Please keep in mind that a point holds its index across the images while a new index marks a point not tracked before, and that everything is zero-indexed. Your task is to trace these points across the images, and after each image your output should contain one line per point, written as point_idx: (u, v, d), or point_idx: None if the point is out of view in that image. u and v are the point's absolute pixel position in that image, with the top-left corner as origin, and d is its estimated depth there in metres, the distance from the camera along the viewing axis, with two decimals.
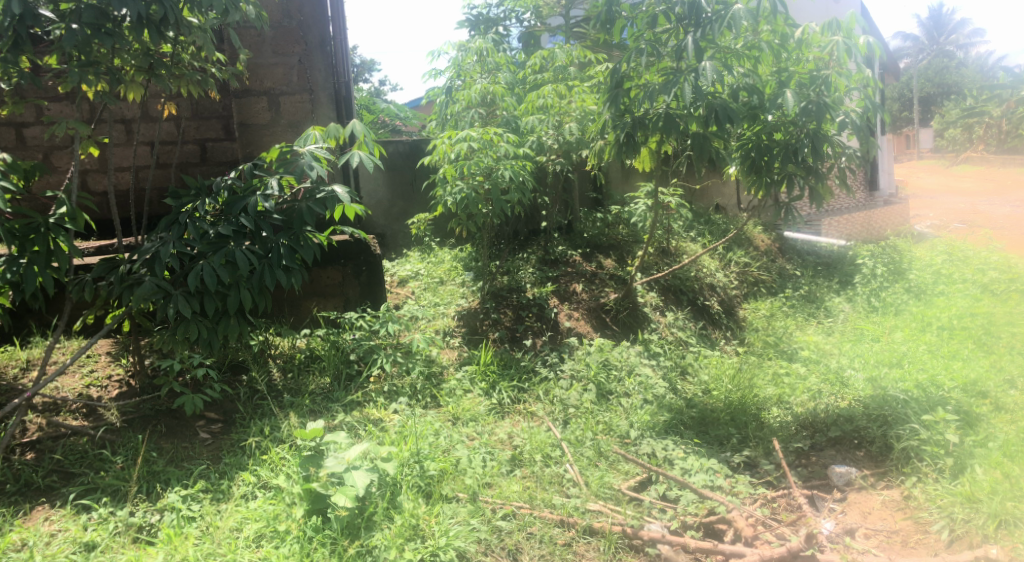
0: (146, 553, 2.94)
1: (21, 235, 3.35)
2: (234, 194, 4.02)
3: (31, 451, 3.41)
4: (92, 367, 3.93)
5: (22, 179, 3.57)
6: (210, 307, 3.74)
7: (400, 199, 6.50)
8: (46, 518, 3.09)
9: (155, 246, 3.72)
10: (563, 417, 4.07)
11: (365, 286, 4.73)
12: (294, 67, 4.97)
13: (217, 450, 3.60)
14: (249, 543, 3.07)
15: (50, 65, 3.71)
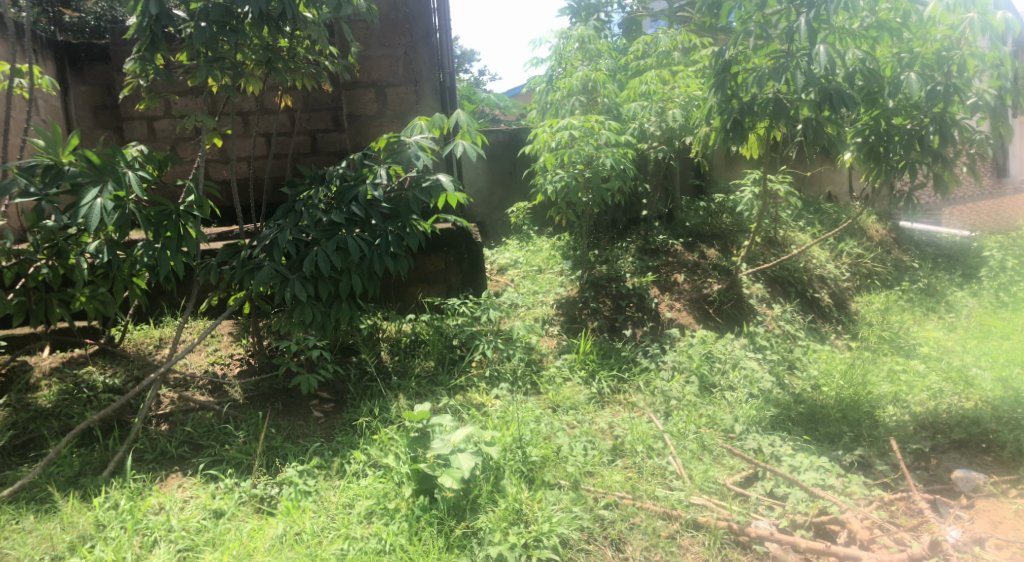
0: (268, 524, 3.13)
1: (156, 221, 3.58)
2: (345, 183, 4.17)
3: (165, 423, 3.66)
4: (216, 347, 4.18)
5: (157, 168, 3.82)
6: (324, 292, 3.91)
7: (500, 189, 6.63)
8: (179, 485, 3.32)
9: (274, 233, 3.93)
10: (665, 408, 4.01)
11: (466, 273, 4.82)
12: (400, 59, 5.08)
13: (329, 428, 3.77)
14: (361, 519, 3.21)
15: (180, 62, 3.94)
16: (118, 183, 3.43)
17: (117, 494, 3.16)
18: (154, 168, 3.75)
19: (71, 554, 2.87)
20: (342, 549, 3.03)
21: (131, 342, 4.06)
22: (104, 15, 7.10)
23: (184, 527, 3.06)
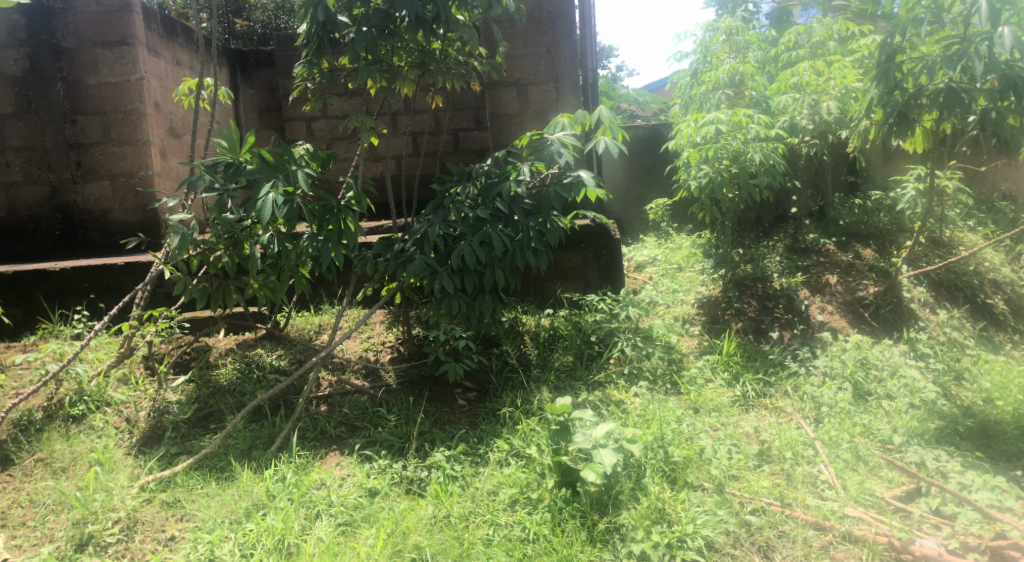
0: (419, 505, 3.28)
1: (319, 215, 3.83)
2: (491, 179, 4.26)
3: (325, 404, 3.91)
4: (369, 334, 4.43)
5: (321, 166, 4.09)
6: (470, 285, 4.03)
7: (637, 183, 6.73)
8: (337, 463, 3.55)
9: (424, 227, 4.09)
10: (816, 415, 3.84)
11: (605, 269, 4.82)
12: (542, 57, 5.17)
13: (473, 417, 3.90)
14: (505, 507, 3.29)
15: (343, 66, 4.20)
16: (288, 180, 3.70)
17: (284, 468, 3.41)
18: (318, 166, 4.02)
19: (247, 519, 3.14)
20: (487, 535, 3.14)
21: (294, 328, 4.37)
22: (271, 23, 7.61)
23: (343, 503, 3.27)
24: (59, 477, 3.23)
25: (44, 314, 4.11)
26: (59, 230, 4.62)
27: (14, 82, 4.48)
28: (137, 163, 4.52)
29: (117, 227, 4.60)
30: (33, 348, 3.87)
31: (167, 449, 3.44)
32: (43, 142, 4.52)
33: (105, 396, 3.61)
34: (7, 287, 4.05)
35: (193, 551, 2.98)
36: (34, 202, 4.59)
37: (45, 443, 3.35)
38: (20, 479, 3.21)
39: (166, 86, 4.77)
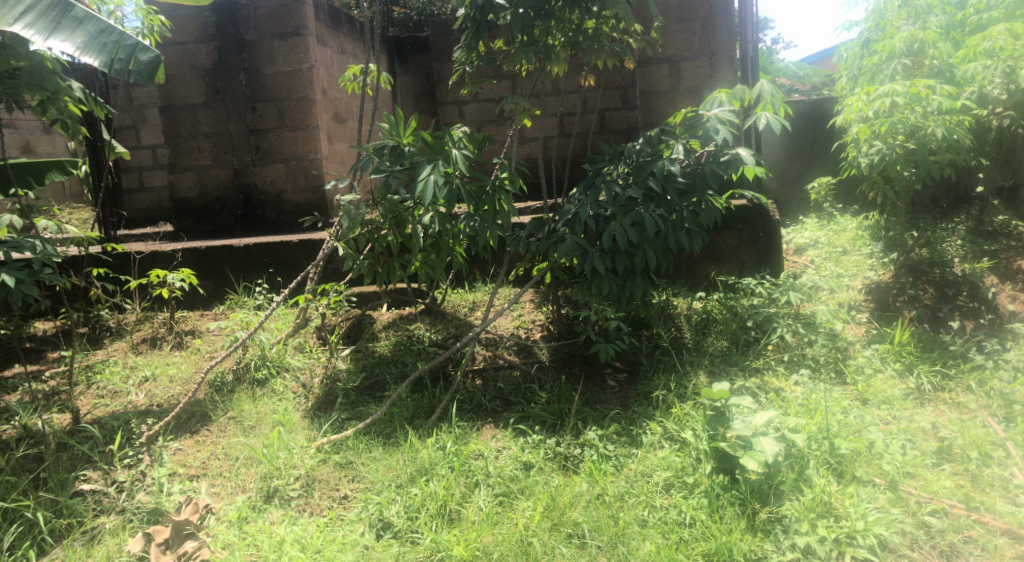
0: (574, 481, 3.31)
1: (475, 196, 3.92)
2: (642, 159, 4.16)
3: (480, 378, 4.04)
4: (520, 312, 4.53)
5: (477, 148, 4.17)
6: (621, 265, 3.97)
7: (795, 161, 6.84)
8: (493, 435, 3.66)
9: (575, 208, 4.06)
10: (1005, 413, 3.52)
11: (762, 252, 4.66)
12: (696, 32, 5.06)
13: (625, 398, 3.89)
14: (660, 489, 3.26)
15: (499, 48, 4.25)
16: (447, 161, 3.81)
17: (445, 437, 3.56)
18: (475, 148, 4.09)
19: (411, 484, 3.30)
20: (643, 516, 3.12)
21: (449, 305, 4.54)
22: (425, 10, 7.92)
23: (500, 474, 3.36)
24: (247, 434, 3.53)
25: (230, 286, 4.52)
26: (241, 210, 5.04)
27: (205, 74, 4.93)
28: (308, 147, 4.83)
29: (290, 207, 4.94)
30: (223, 317, 4.27)
31: (339, 414, 3.69)
32: (228, 128, 4.96)
33: (284, 362, 3.93)
34: (200, 261, 4.48)
35: (364, 510, 3.18)
36: (220, 184, 5.04)
37: (235, 402, 3.69)
38: (216, 433, 3.54)
39: (332, 73, 5.07)
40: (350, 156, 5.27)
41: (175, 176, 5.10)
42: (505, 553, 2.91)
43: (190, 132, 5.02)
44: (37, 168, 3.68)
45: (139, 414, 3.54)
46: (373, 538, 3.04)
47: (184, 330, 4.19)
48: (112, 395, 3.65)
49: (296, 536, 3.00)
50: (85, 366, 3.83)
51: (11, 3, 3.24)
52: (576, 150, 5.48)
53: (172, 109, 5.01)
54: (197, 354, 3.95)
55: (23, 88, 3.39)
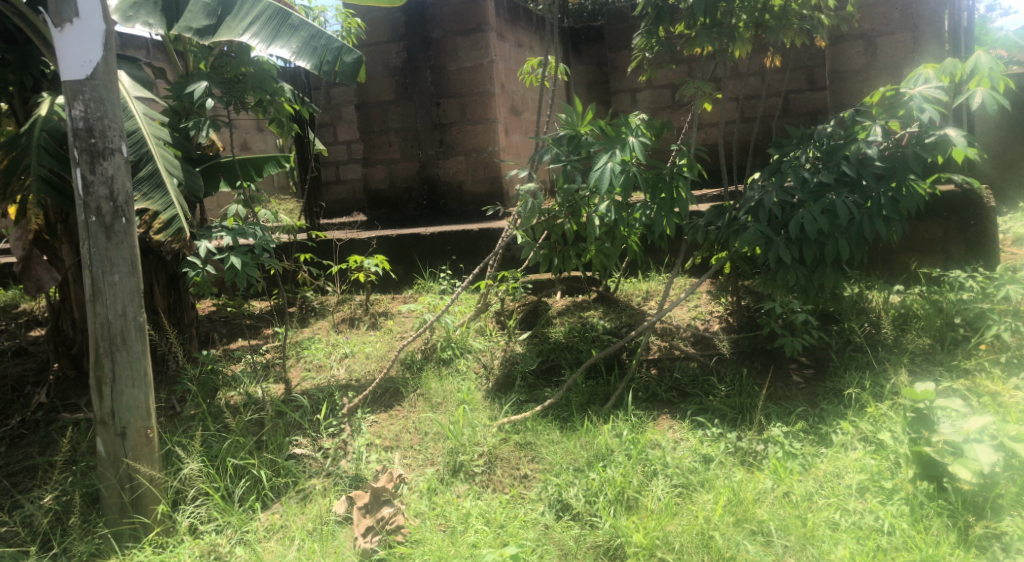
0: (757, 477, 3.19)
1: (652, 183, 3.87)
2: (834, 142, 3.88)
3: (655, 367, 4.01)
4: (697, 303, 4.46)
5: (654, 135, 4.09)
6: (809, 255, 3.72)
7: (1016, 143, 6.19)
8: (670, 425, 3.62)
9: (759, 194, 3.86)
10: None
11: (972, 243, 4.28)
12: (897, 7, 5.08)
13: (811, 395, 3.69)
14: (853, 492, 3.05)
15: (679, 32, 4.15)
16: (624, 149, 3.76)
17: (621, 425, 3.57)
18: (653, 135, 4.00)
19: (589, 469, 3.34)
20: (834, 519, 2.93)
21: (623, 295, 4.55)
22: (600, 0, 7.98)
23: (678, 465, 3.31)
24: (435, 410, 3.76)
25: (417, 271, 4.84)
26: (425, 200, 5.35)
27: (395, 72, 5.25)
28: (487, 140, 5.03)
29: (470, 197, 5.16)
30: (412, 300, 4.57)
31: (518, 395, 3.84)
32: (415, 123, 5.26)
33: (467, 344, 4.16)
34: (392, 247, 4.84)
35: (544, 490, 3.27)
36: (408, 176, 5.37)
37: (424, 381, 3.94)
38: (407, 408, 3.81)
39: (509, 67, 5.23)
40: (525, 147, 5.43)
41: (369, 170, 5.50)
42: (686, 544, 2.84)
43: (382, 128, 5.37)
44: (256, 163, 4.11)
45: (341, 387, 3.88)
46: (553, 518, 3.12)
47: (378, 311, 4.54)
48: (318, 368, 4.03)
49: (481, 510, 3.15)
50: (295, 342, 4.25)
51: (241, 15, 3.64)
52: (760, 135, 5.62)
53: (366, 107, 5.39)
54: (389, 334, 4.28)
55: (248, 90, 3.80)
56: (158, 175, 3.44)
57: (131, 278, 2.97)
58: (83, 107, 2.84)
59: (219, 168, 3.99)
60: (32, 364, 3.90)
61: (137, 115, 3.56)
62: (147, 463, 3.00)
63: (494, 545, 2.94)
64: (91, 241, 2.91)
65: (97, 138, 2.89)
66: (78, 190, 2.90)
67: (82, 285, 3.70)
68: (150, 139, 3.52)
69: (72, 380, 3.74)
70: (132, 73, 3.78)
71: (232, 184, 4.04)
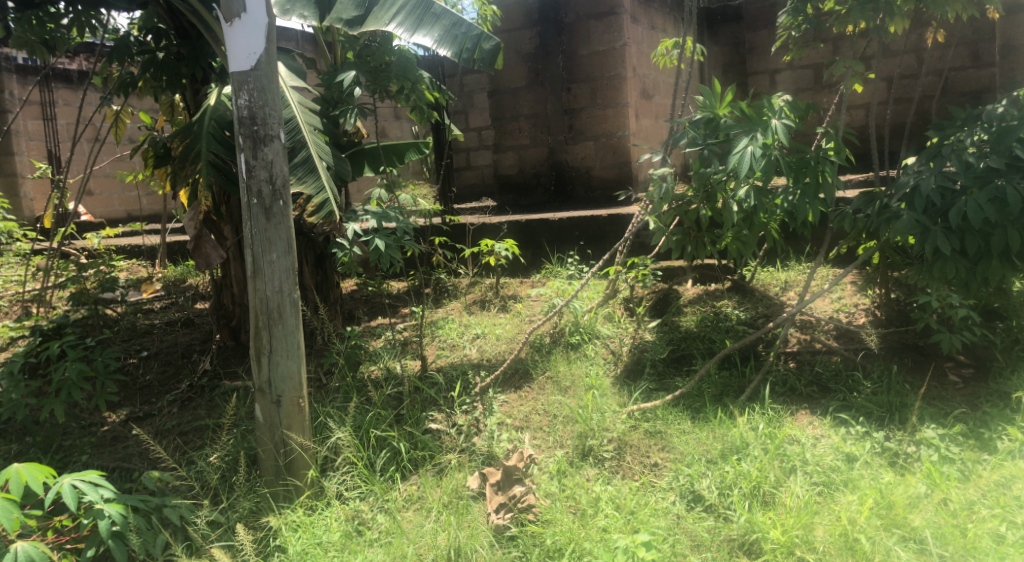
0: (909, 480, 3.00)
1: (795, 168, 3.70)
2: (1006, 123, 3.50)
3: (794, 360, 3.86)
4: (840, 295, 4.25)
5: (799, 117, 3.88)
6: (972, 247, 3.42)
7: None
8: (810, 421, 3.47)
9: (914, 179, 3.55)
10: None
11: None
12: None
13: (972, 397, 3.46)
14: (1021, 504, 2.81)
15: (829, 8, 3.90)
16: (766, 132, 3.61)
17: (758, 418, 3.47)
18: (797, 116, 3.82)
19: (723, 461, 3.26)
20: (999, 531, 2.70)
21: (759, 284, 4.41)
22: None
23: (818, 462, 3.16)
24: (564, 393, 3.80)
25: (545, 256, 4.91)
26: (554, 185, 5.45)
27: (528, 58, 5.35)
28: (617, 124, 5.03)
29: (598, 182, 5.18)
30: (541, 284, 4.63)
31: (647, 384, 3.80)
32: (546, 109, 5.34)
33: (595, 330, 4.16)
34: (522, 232, 4.93)
35: (675, 480, 3.23)
36: (537, 162, 5.48)
37: (553, 364, 3.98)
38: (537, 390, 3.87)
39: (642, 50, 5.18)
40: (655, 131, 5.39)
41: (498, 156, 5.64)
42: (830, 545, 2.71)
43: (513, 113, 5.50)
44: (397, 150, 4.30)
45: (474, 366, 4.01)
46: (684, 508, 3.07)
47: (507, 294, 4.63)
48: (452, 348, 4.17)
49: (611, 495, 3.16)
50: (431, 321, 4.41)
51: (388, 5, 3.78)
52: (916, 118, 5.41)
53: (497, 94, 5.52)
54: (518, 317, 4.36)
55: (391, 78, 4.01)
56: (311, 160, 3.66)
57: (288, 257, 3.18)
58: (247, 97, 3.05)
59: (364, 154, 4.21)
60: (198, 334, 4.25)
61: (293, 103, 3.80)
62: (299, 430, 3.22)
63: (625, 531, 2.94)
64: (252, 222, 3.13)
65: (259, 126, 3.10)
66: (242, 174, 3.12)
67: (241, 264, 4.00)
68: (304, 126, 3.76)
69: (232, 349, 4.06)
70: (288, 64, 4.05)
71: (376, 170, 4.25)
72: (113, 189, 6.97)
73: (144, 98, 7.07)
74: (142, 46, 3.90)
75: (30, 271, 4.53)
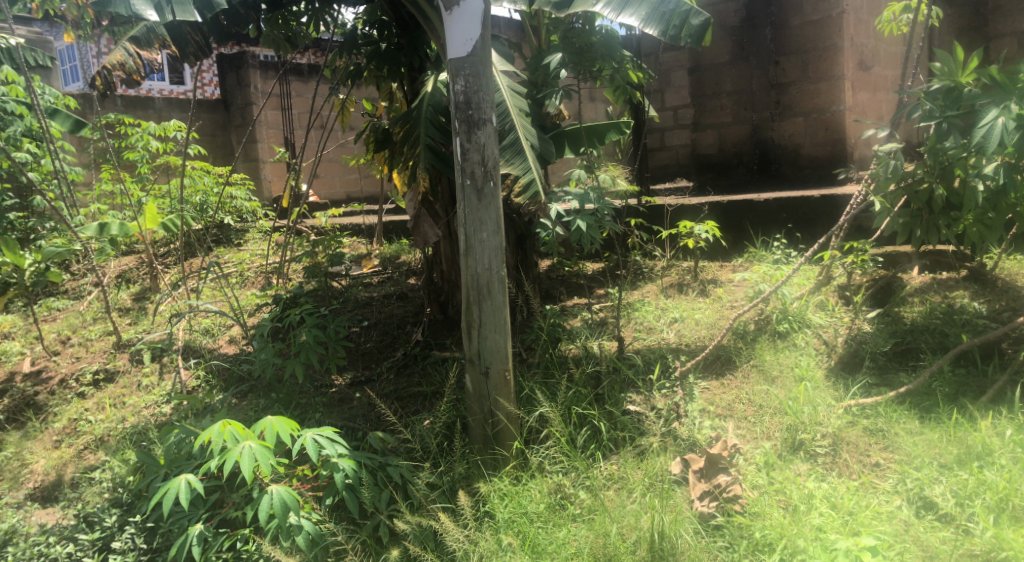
0: None
1: None
2: None
3: None
4: None
5: None
6: None
7: None
8: None
9: None
10: None
11: None
12: None
13: None
14: None
15: None
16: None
17: (1004, 423, 3.11)
18: None
19: (960, 467, 2.96)
20: None
21: (1002, 274, 3.95)
22: None
23: None
24: (771, 383, 3.63)
25: (749, 239, 4.86)
26: (757, 164, 5.63)
27: (733, 32, 5.60)
28: (831, 99, 5.11)
29: (807, 160, 5.30)
30: (744, 269, 4.51)
31: (867, 378, 3.55)
32: (750, 85, 5.56)
33: (806, 318, 3.94)
34: (725, 215, 4.91)
35: (901, 483, 2.97)
36: (739, 140, 5.71)
37: (759, 352, 3.81)
38: (740, 378, 3.73)
39: (860, 18, 5.14)
40: (873, 105, 5.34)
41: (698, 134, 5.94)
42: None
43: (715, 91, 5.77)
44: (599, 131, 4.28)
45: (673, 350, 3.94)
46: (913, 515, 2.80)
47: (707, 279, 4.53)
48: (649, 330, 4.13)
49: (826, 493, 2.96)
50: (628, 303, 4.41)
51: None
52: None
53: (699, 71, 5.83)
54: (719, 302, 4.25)
55: (596, 60, 4.03)
56: (517, 142, 3.75)
57: (497, 236, 3.27)
58: (464, 82, 3.17)
59: (566, 136, 4.25)
60: (410, 307, 4.58)
61: (502, 87, 3.93)
62: (507, 402, 3.34)
63: (844, 532, 2.73)
64: (465, 203, 3.26)
65: (474, 110, 3.20)
66: (457, 157, 3.25)
67: (451, 242, 4.25)
68: (512, 109, 3.88)
69: (441, 323, 4.33)
70: (498, 48, 4.21)
71: (577, 151, 4.27)
72: (337, 172, 7.60)
73: (365, 87, 7.58)
74: (367, 38, 4.21)
75: (272, 246, 5.11)
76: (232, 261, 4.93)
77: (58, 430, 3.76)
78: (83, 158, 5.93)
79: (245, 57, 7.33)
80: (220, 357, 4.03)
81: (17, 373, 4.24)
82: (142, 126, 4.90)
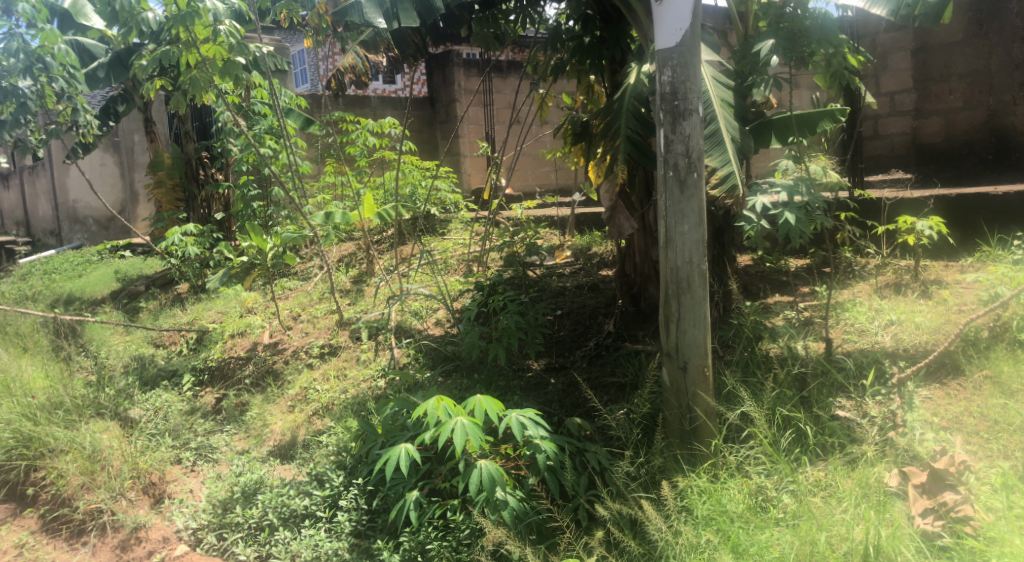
0: None
1: None
2: None
3: None
4: None
5: None
6: None
7: None
8: None
9: None
10: None
11: None
12: None
13: None
14: None
15: None
16: None
17: None
18: None
19: None
20: None
21: None
22: None
23: None
24: (1010, 397, 3.26)
25: (982, 237, 4.54)
26: (993, 151, 5.98)
27: (968, 11, 5.97)
28: None
29: None
30: (976, 270, 4.17)
31: None
32: (988, 66, 5.93)
33: None
34: (954, 211, 4.60)
35: None
36: (970, 126, 6.09)
37: (994, 361, 3.44)
38: (971, 390, 3.39)
39: None
40: None
41: (920, 121, 6.36)
42: None
43: (943, 74, 6.18)
44: (810, 119, 4.06)
45: (889, 355, 3.67)
46: None
47: (929, 280, 4.23)
48: (861, 333, 3.88)
49: None
50: (837, 302, 4.19)
51: None
52: None
53: (925, 54, 6.23)
54: (944, 306, 3.93)
55: (811, 44, 3.77)
56: (720, 133, 3.65)
57: (699, 229, 3.20)
58: (671, 73, 3.12)
59: (772, 125, 4.07)
60: (602, 299, 4.66)
61: (706, 77, 3.84)
62: (706, 398, 3.28)
63: None
64: (667, 195, 3.22)
65: (680, 100, 3.15)
66: (660, 148, 3.22)
67: (646, 235, 4.24)
68: (716, 99, 3.77)
69: (633, 315, 4.35)
70: (705, 38, 4.13)
71: (784, 141, 4.07)
72: (530, 165, 7.85)
73: (559, 81, 7.72)
74: (571, 33, 4.29)
75: (472, 236, 5.40)
76: (437, 249, 5.26)
77: (292, 396, 4.23)
78: (310, 154, 6.62)
79: (449, 56, 7.75)
80: (429, 337, 4.35)
81: (259, 343, 4.83)
82: (363, 123, 5.37)
